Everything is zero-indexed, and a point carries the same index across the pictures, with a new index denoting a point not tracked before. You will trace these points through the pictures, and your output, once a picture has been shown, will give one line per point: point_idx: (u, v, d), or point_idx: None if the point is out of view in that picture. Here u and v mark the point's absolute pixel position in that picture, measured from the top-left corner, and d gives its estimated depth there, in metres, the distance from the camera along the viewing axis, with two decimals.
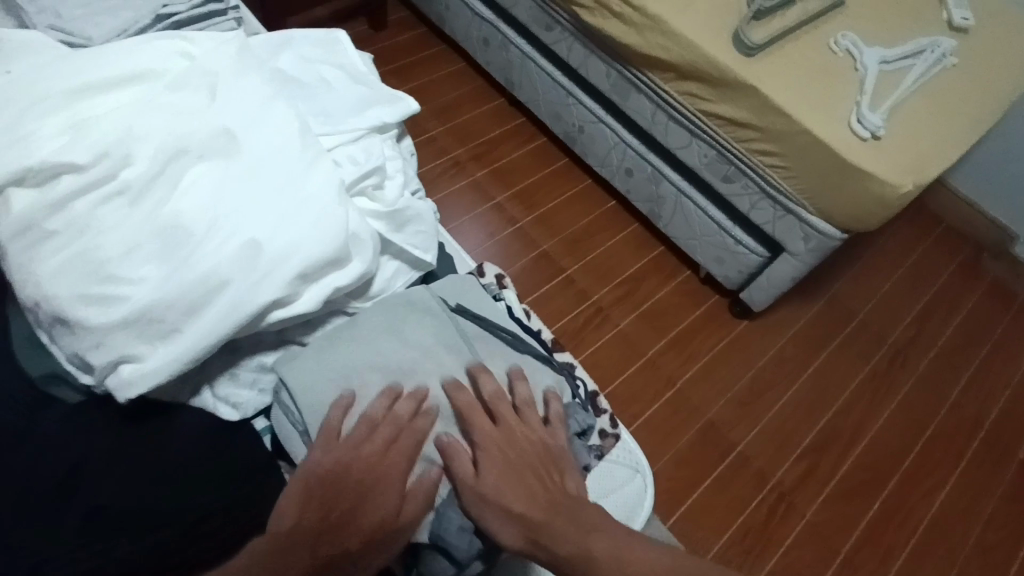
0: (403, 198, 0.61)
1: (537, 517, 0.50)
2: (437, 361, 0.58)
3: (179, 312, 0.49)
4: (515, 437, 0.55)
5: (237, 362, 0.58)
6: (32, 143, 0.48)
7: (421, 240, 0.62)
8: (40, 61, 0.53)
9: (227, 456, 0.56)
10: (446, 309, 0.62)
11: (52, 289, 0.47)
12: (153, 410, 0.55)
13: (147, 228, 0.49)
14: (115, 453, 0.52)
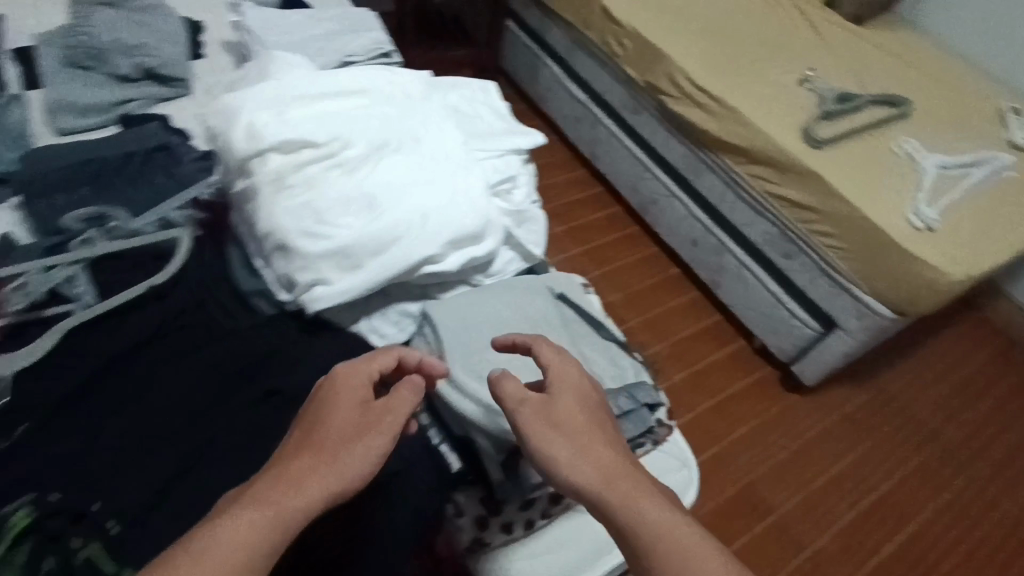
0: (526, 203, 0.80)
1: (607, 467, 0.52)
2: (540, 327, 0.73)
3: (365, 251, 0.67)
4: (569, 398, 0.58)
5: (386, 305, 0.76)
6: (290, 124, 0.70)
7: (534, 238, 0.81)
8: (296, 74, 0.76)
9: None
10: (553, 294, 0.78)
11: (285, 222, 0.67)
12: (321, 330, 0.74)
13: (353, 190, 0.69)
14: (290, 355, 0.71)
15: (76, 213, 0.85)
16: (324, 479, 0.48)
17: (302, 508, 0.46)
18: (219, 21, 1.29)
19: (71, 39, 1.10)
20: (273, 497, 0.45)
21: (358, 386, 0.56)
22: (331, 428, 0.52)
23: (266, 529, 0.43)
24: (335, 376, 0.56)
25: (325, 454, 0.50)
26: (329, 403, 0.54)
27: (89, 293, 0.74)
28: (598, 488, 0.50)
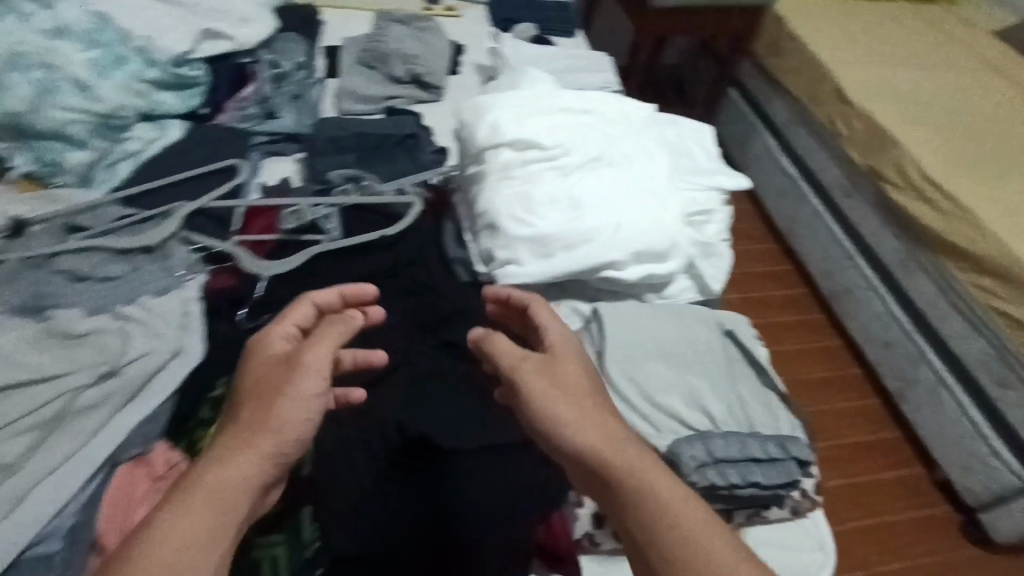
0: (716, 239, 0.83)
1: (603, 442, 0.54)
2: (700, 356, 0.75)
3: (558, 244, 0.76)
4: (561, 362, 0.60)
5: (560, 299, 0.81)
6: (525, 127, 0.82)
7: (715, 273, 0.83)
8: (539, 89, 0.89)
9: None
10: (721, 330, 0.78)
11: (499, 206, 0.78)
12: None
13: (561, 192, 0.78)
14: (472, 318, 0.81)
15: (340, 171, 1.05)
16: (251, 462, 0.54)
17: (227, 495, 0.51)
18: (478, 47, 1.51)
19: (369, 44, 1.38)
20: (198, 481, 0.52)
21: (270, 355, 0.62)
22: (246, 405, 0.58)
23: (199, 511, 0.50)
24: (253, 360, 0.62)
25: (245, 429, 0.56)
26: (247, 385, 0.60)
27: (336, 231, 0.91)
28: (600, 466, 0.53)
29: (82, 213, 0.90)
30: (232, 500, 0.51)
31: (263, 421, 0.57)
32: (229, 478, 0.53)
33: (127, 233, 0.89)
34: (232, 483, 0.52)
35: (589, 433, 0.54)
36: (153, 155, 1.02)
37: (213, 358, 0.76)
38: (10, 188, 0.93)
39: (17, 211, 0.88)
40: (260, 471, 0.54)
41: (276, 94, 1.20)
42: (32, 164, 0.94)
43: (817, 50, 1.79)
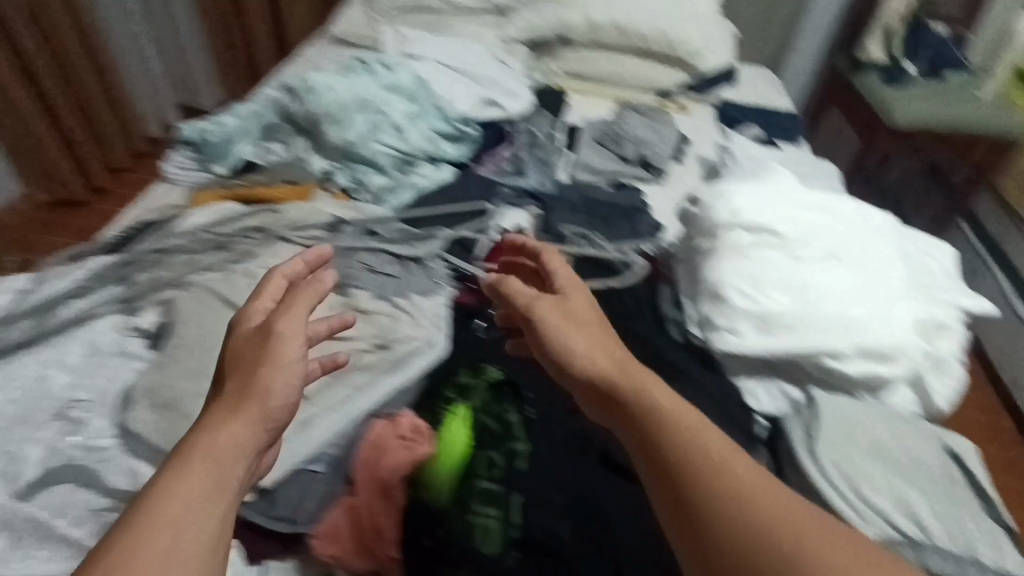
0: (948, 355, 0.82)
1: (607, 368, 0.69)
2: (920, 466, 0.72)
3: (781, 324, 0.80)
4: (571, 302, 0.79)
5: (771, 376, 0.85)
6: (763, 214, 0.89)
7: (944, 390, 0.80)
8: (778, 183, 0.96)
9: (732, 412, 0.81)
10: (945, 447, 0.76)
11: (726, 279, 0.85)
12: (709, 368, 0.87)
13: (791, 277, 0.83)
14: (680, 372, 0.85)
15: (571, 227, 1.19)
16: (248, 423, 0.61)
17: (228, 453, 0.58)
18: (704, 141, 1.62)
19: (608, 127, 1.55)
20: (196, 445, 0.58)
21: (247, 328, 0.71)
22: (234, 376, 0.65)
23: (207, 464, 0.56)
24: (234, 339, 0.69)
25: (234, 397, 0.63)
26: (233, 356, 0.68)
27: (566, 274, 1.03)
28: (611, 387, 0.67)
29: (376, 220, 1.12)
30: (233, 454, 0.58)
31: (248, 389, 0.64)
32: (226, 439, 0.59)
33: (404, 242, 1.10)
34: (225, 444, 0.59)
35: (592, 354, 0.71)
36: (429, 189, 1.25)
37: (453, 357, 0.91)
38: (328, 196, 1.18)
39: (334, 212, 1.12)
40: (253, 432, 0.61)
41: (527, 156, 1.40)
42: (350, 182, 1.20)
43: None
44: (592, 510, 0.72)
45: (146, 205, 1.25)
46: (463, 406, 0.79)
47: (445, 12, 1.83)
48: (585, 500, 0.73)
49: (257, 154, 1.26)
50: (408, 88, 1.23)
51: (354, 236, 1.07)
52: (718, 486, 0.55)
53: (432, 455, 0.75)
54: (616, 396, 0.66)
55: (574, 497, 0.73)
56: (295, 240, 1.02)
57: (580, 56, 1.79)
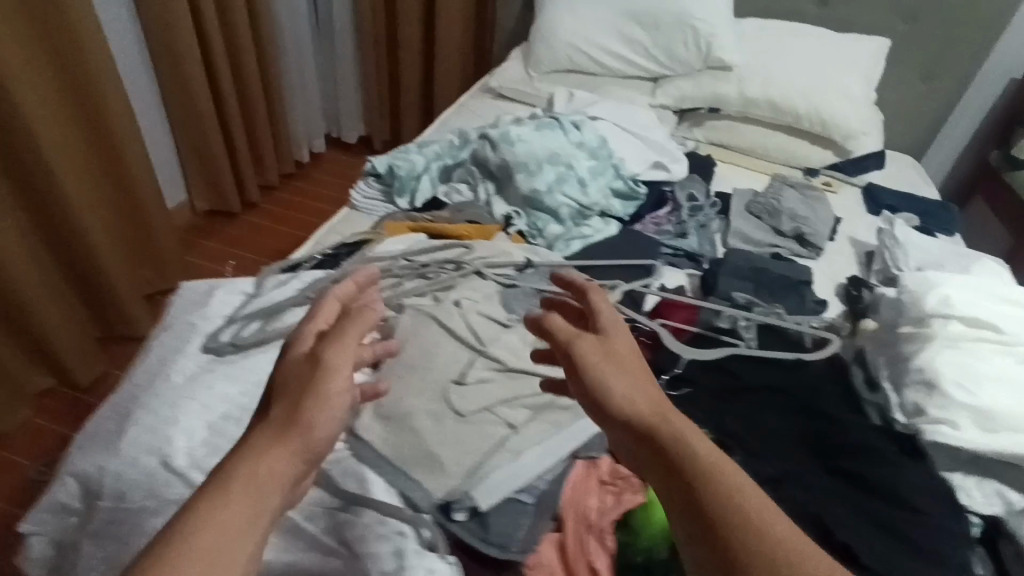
0: None
1: (648, 416, 0.59)
2: None
3: (1003, 422, 0.84)
4: (614, 337, 0.67)
5: (977, 473, 0.85)
6: (973, 310, 0.93)
7: None
8: (976, 279, 0.99)
9: (941, 504, 0.81)
10: None
11: (945, 370, 0.87)
12: (912, 455, 0.87)
13: (1007, 376, 0.87)
14: (887, 455, 0.86)
15: (741, 294, 1.20)
16: (282, 453, 0.62)
17: (259, 484, 0.59)
18: (856, 222, 1.61)
19: (764, 197, 1.56)
20: (233, 479, 0.59)
21: (295, 353, 0.71)
22: (277, 405, 0.66)
23: (238, 494, 0.58)
24: (284, 361, 0.71)
25: (276, 428, 0.64)
26: (280, 381, 0.69)
27: (752, 342, 1.03)
28: (651, 433, 0.57)
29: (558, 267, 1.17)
30: (261, 486, 0.59)
31: (292, 418, 0.65)
32: (261, 474, 0.60)
33: (584, 289, 1.13)
34: (259, 473, 0.60)
35: (628, 397, 0.60)
36: (598, 241, 1.30)
37: None
38: (506, 237, 1.26)
39: (518, 253, 1.17)
40: (291, 461, 0.63)
41: (689, 218, 1.43)
42: (525, 227, 1.27)
43: None
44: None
45: (335, 226, 1.36)
46: None
47: (600, 74, 1.92)
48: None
49: (445, 194, 1.37)
50: (593, 148, 1.32)
51: (541, 280, 1.11)
52: (772, 571, 0.46)
53: (645, 500, 0.81)
54: (659, 446, 0.57)
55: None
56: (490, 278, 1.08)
57: (729, 126, 1.84)
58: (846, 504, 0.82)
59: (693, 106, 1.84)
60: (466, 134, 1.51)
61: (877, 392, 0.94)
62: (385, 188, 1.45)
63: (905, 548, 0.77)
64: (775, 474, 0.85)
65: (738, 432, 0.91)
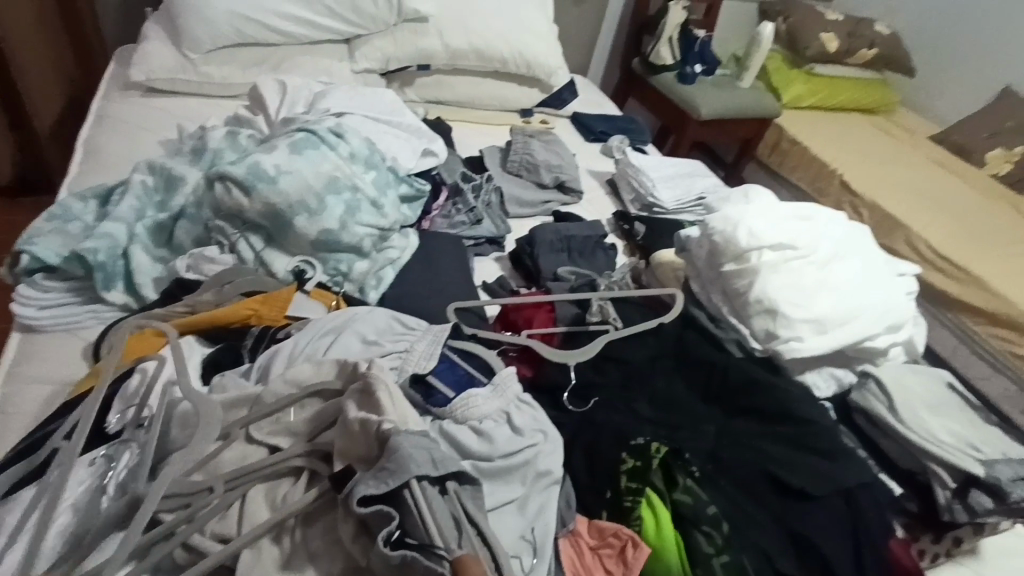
0: (910, 299, 1.08)
1: None
2: (937, 395, 0.99)
3: (825, 324, 0.99)
4: None
5: (810, 369, 1.02)
6: (763, 232, 1.05)
7: (915, 327, 1.08)
8: (755, 206, 1.12)
9: (813, 403, 0.95)
10: (945, 383, 1.03)
11: (774, 297, 1.00)
12: (774, 368, 1.01)
13: (809, 281, 1.03)
14: (764, 380, 0.97)
15: (564, 268, 1.19)
16: None
17: None
18: (589, 156, 1.74)
19: (517, 153, 1.54)
20: None
21: None
22: None
23: None
24: None
25: None
26: None
27: (618, 321, 1.06)
28: None
29: (396, 331, 0.94)
30: None
31: None
32: None
33: (448, 439, 0.79)
34: None
35: None
36: (407, 261, 1.11)
37: (572, 452, 0.87)
38: (305, 295, 0.98)
39: (390, 413, 0.68)
40: None
41: (475, 200, 1.32)
42: (329, 276, 1.02)
43: (821, 156, 2.20)
44: (811, 547, 0.80)
45: (27, 373, 0.88)
46: (656, 504, 0.79)
47: (281, 44, 1.59)
48: (796, 537, 0.81)
49: (189, 265, 0.98)
50: (365, 157, 1.11)
51: (415, 490, 0.63)
52: None
53: (651, 554, 0.76)
54: None
55: (787, 536, 0.81)
56: (358, 509, 0.61)
57: (440, 82, 1.74)
58: (777, 444, 0.91)
59: (400, 66, 1.68)
60: (167, 170, 1.09)
61: (726, 326, 1.06)
62: (76, 281, 0.97)
63: (812, 454, 0.88)
64: (719, 453, 0.89)
65: (654, 417, 0.93)
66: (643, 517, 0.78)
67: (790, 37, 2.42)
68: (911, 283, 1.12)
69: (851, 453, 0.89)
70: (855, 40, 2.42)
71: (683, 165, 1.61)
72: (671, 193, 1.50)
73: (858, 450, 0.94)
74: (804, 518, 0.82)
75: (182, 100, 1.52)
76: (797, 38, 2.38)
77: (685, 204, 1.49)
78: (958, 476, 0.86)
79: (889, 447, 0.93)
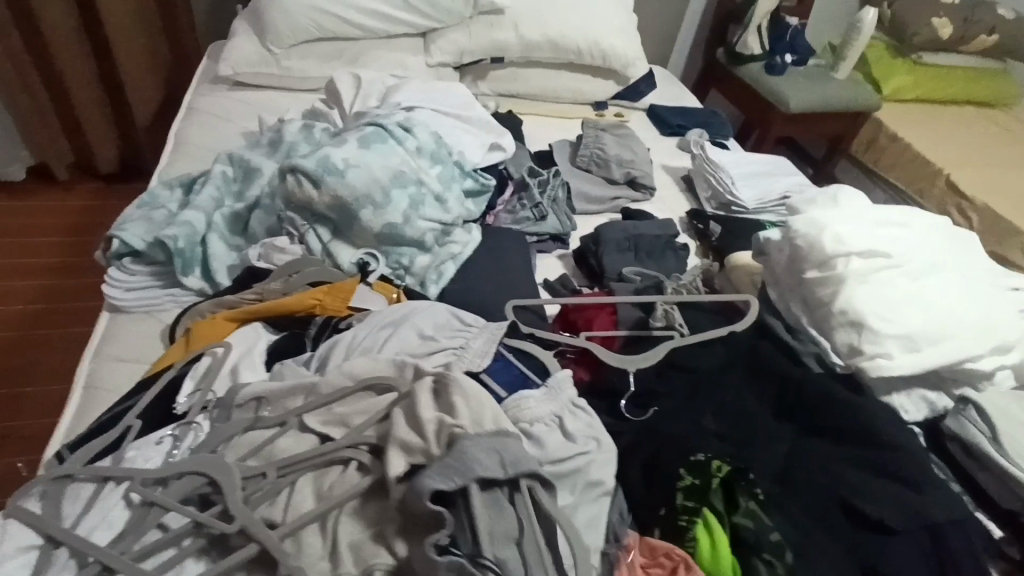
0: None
1: None
2: None
3: (920, 343, 0.89)
4: None
5: (900, 390, 0.92)
6: (851, 238, 0.96)
7: None
8: (845, 209, 1.03)
9: (899, 426, 0.87)
10: None
11: (861, 310, 0.91)
12: (856, 387, 0.93)
13: (904, 295, 0.93)
14: (844, 398, 0.89)
15: (630, 268, 1.15)
16: None
17: None
18: (664, 151, 1.67)
19: (588, 148, 1.50)
20: None
21: None
22: None
23: None
24: None
25: None
26: None
27: (685, 327, 1.00)
28: None
29: (454, 326, 0.94)
30: None
31: None
32: None
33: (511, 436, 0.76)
34: None
35: None
36: (470, 256, 1.09)
37: (625, 462, 0.83)
38: (368, 287, 0.99)
39: (464, 419, 0.69)
40: None
41: (540, 196, 1.30)
42: (391, 269, 1.02)
43: (925, 154, 2.00)
44: None
45: (111, 350, 0.94)
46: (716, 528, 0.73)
47: (358, 38, 1.63)
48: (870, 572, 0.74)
49: (260, 254, 1.02)
50: (431, 150, 1.11)
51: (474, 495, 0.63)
52: None
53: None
54: None
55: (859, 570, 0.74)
56: (427, 502, 0.61)
57: (513, 74, 1.72)
58: (854, 470, 0.83)
59: (473, 59, 1.68)
60: (246, 162, 1.14)
61: (803, 337, 0.99)
62: (158, 267, 1.03)
63: (896, 483, 0.80)
64: (788, 474, 0.83)
65: (718, 431, 0.88)
66: (698, 538, 0.74)
67: (895, 24, 2.22)
68: None
69: (942, 485, 0.80)
70: (972, 25, 2.18)
71: (765, 163, 1.51)
72: (752, 191, 1.41)
73: (951, 484, 0.84)
74: (874, 551, 0.75)
75: (266, 93, 1.59)
76: (905, 24, 2.18)
77: (767, 204, 1.40)
78: None
79: (988, 483, 0.83)
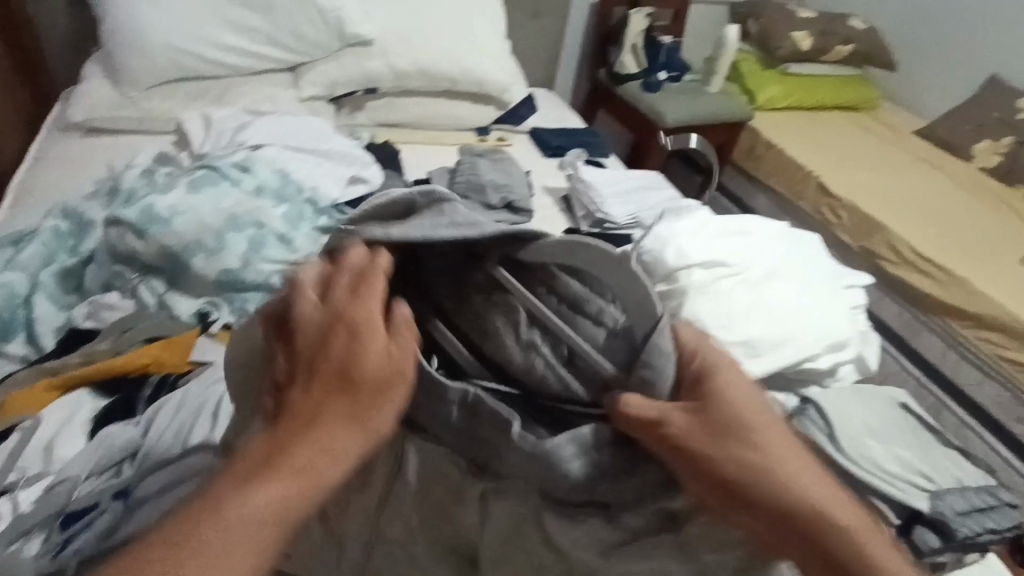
0: (857, 312, 1.02)
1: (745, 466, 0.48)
2: (889, 419, 0.91)
3: (765, 346, 0.89)
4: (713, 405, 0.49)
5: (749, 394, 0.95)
6: (688, 252, 1.01)
7: (867, 344, 1.01)
8: (685, 225, 1.08)
9: None
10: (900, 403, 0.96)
11: (704, 321, 0.91)
12: None
13: (742, 301, 0.95)
14: None
15: None
16: None
17: None
18: (545, 172, 1.69)
19: (463, 173, 1.51)
20: None
21: None
22: None
23: None
24: None
25: None
26: None
27: None
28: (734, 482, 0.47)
29: None
30: None
31: None
32: None
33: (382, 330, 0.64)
34: None
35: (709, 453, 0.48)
36: None
37: None
38: (210, 338, 0.94)
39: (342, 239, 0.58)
40: None
41: None
42: (232, 316, 0.97)
43: (797, 158, 2.12)
44: None
45: None
46: None
47: (222, 76, 1.58)
48: None
49: (88, 312, 0.96)
50: (275, 190, 1.09)
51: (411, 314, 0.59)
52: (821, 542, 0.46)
53: None
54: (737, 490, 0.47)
55: None
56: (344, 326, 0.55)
57: (390, 104, 1.71)
58: None
59: (346, 91, 1.65)
60: (80, 215, 1.07)
61: None
62: None
63: None
64: None
65: None
66: None
67: (761, 39, 2.35)
68: (861, 295, 1.05)
69: None
70: (829, 37, 2.34)
71: (634, 179, 1.55)
72: (622, 209, 1.45)
73: None
74: None
75: (123, 137, 1.51)
76: (770, 38, 2.31)
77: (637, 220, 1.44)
78: (903, 510, 0.80)
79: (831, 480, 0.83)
